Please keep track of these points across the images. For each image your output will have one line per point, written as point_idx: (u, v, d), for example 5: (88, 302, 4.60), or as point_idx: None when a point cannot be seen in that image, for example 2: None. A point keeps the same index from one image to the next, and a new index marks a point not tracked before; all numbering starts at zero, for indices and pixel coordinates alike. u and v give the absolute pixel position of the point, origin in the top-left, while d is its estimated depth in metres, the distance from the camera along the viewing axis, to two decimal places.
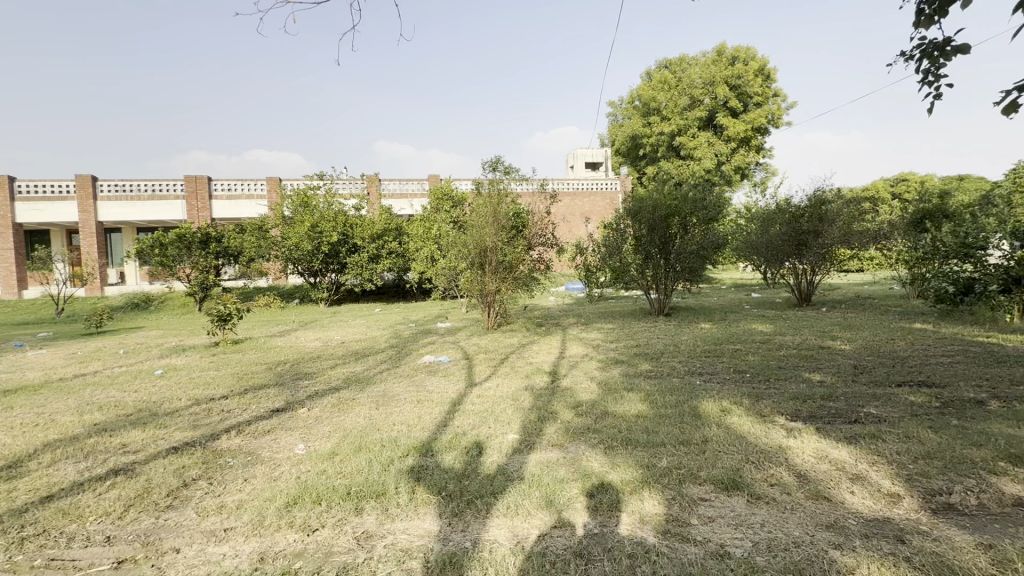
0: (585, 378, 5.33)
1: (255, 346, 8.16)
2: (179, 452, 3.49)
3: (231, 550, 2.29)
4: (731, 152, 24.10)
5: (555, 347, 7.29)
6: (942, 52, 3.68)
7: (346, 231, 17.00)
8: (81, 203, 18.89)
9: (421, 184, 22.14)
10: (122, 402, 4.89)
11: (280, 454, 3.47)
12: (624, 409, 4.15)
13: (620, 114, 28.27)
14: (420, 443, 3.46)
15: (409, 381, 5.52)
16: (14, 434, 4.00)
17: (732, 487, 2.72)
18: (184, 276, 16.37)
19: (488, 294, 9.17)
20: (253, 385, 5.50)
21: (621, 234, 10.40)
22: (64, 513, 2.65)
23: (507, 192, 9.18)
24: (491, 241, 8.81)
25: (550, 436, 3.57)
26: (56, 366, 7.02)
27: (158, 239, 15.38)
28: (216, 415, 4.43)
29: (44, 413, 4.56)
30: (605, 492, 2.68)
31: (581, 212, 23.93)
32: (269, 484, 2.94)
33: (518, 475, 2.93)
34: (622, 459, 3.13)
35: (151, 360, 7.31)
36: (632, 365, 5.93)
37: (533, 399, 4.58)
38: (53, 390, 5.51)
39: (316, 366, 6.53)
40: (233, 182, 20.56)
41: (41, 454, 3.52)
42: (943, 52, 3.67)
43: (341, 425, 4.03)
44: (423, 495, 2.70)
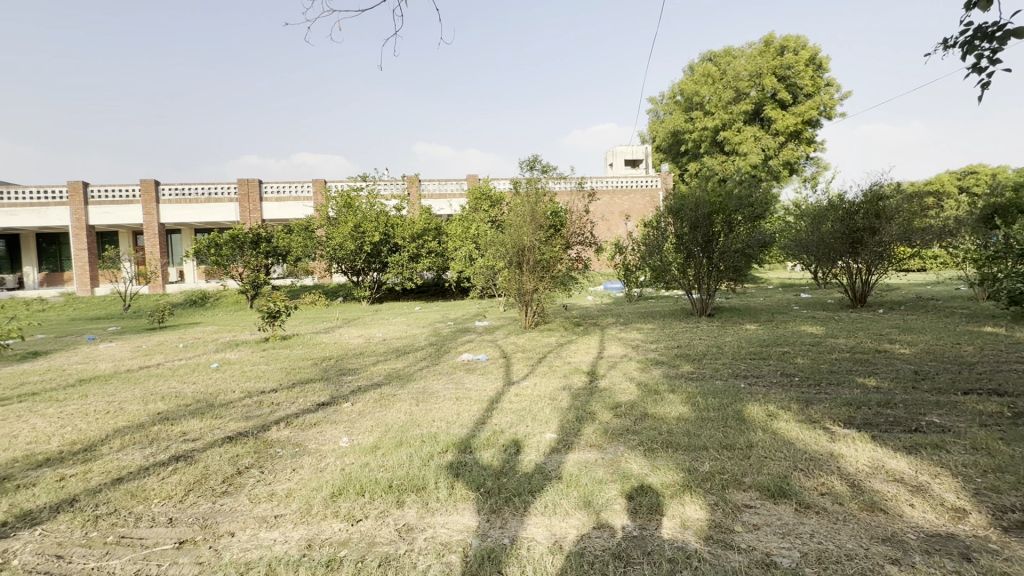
0: (624, 379, 5.26)
1: (302, 342, 8.50)
2: (234, 441, 3.69)
3: (281, 536, 2.40)
4: (779, 147, 23.13)
5: (593, 347, 7.23)
6: (992, 38, 3.44)
7: (388, 231, 17.46)
8: (146, 206, 20.20)
9: (459, 184, 22.41)
10: (182, 393, 5.21)
11: (325, 445, 3.61)
12: (665, 411, 4.07)
13: (661, 110, 27.67)
14: (459, 440, 3.52)
15: (448, 378, 5.62)
16: (89, 420, 4.33)
17: (780, 494, 2.62)
18: (237, 275, 17.19)
19: (526, 293, 9.19)
20: (300, 380, 5.73)
21: (661, 233, 10.18)
22: (132, 495, 2.85)
23: (545, 191, 9.17)
24: (529, 240, 8.83)
25: (589, 436, 3.55)
26: (124, 359, 7.55)
27: (214, 239, 16.11)
28: (266, 407, 4.65)
29: (114, 402, 4.92)
30: (644, 495, 2.64)
31: (621, 211, 23.58)
32: (316, 474, 3.07)
33: (556, 474, 2.93)
34: (663, 461, 3.06)
35: (208, 354, 7.74)
36: (673, 366, 5.81)
37: (571, 398, 4.57)
38: (122, 380, 5.93)
39: (359, 362, 6.75)
40: (282, 185, 21.48)
41: (113, 439, 3.81)
42: (993, 37, 3.43)
43: (383, 419, 4.15)
44: (462, 491, 2.74)
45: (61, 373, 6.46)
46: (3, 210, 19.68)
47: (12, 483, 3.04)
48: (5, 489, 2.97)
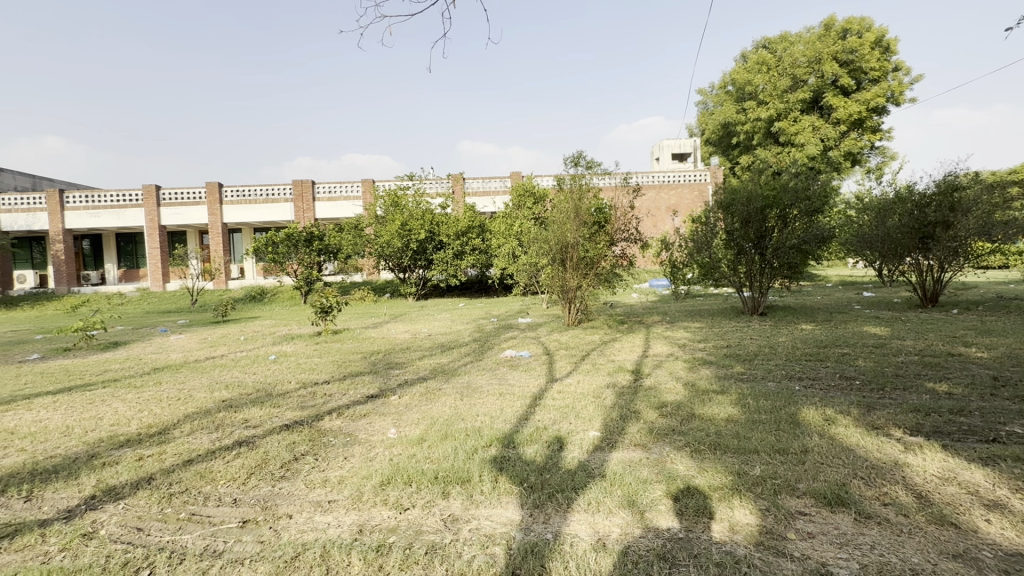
0: (670, 378, 5.14)
1: (352, 337, 8.83)
2: (290, 429, 3.90)
3: (334, 520, 2.52)
4: (840, 137, 21.81)
5: (638, 345, 7.11)
6: None
7: (433, 228, 17.80)
8: (210, 207, 21.54)
9: (503, 181, 22.54)
10: (244, 383, 5.55)
11: (374, 436, 3.75)
12: (713, 412, 3.95)
13: (711, 101, 26.73)
14: (502, 434, 3.56)
15: (491, 374, 5.69)
16: (162, 405, 4.69)
17: (837, 503, 2.50)
18: (292, 271, 18.02)
19: (569, 291, 9.15)
20: (351, 372, 5.98)
21: (710, 228, 9.86)
22: (201, 475, 3.08)
23: (589, 187, 9.09)
24: (572, 237, 8.78)
25: (632, 435, 3.50)
26: (192, 349, 8.11)
27: (271, 238, 16.89)
28: (319, 398, 4.87)
29: (184, 389, 5.32)
30: (691, 497, 2.58)
31: (668, 205, 22.99)
32: (366, 463, 3.20)
33: (599, 472, 2.91)
34: (710, 464, 2.99)
35: (266, 346, 8.19)
36: (722, 366, 5.63)
37: (615, 397, 4.52)
38: (191, 369, 6.38)
39: (405, 356, 6.94)
40: (333, 185, 22.34)
41: (183, 423, 4.11)
42: None
43: (429, 413, 4.25)
44: (505, 485, 2.78)
45: (138, 362, 7.03)
46: (88, 212, 21.51)
47: (99, 460, 3.35)
48: (93, 466, 3.27)
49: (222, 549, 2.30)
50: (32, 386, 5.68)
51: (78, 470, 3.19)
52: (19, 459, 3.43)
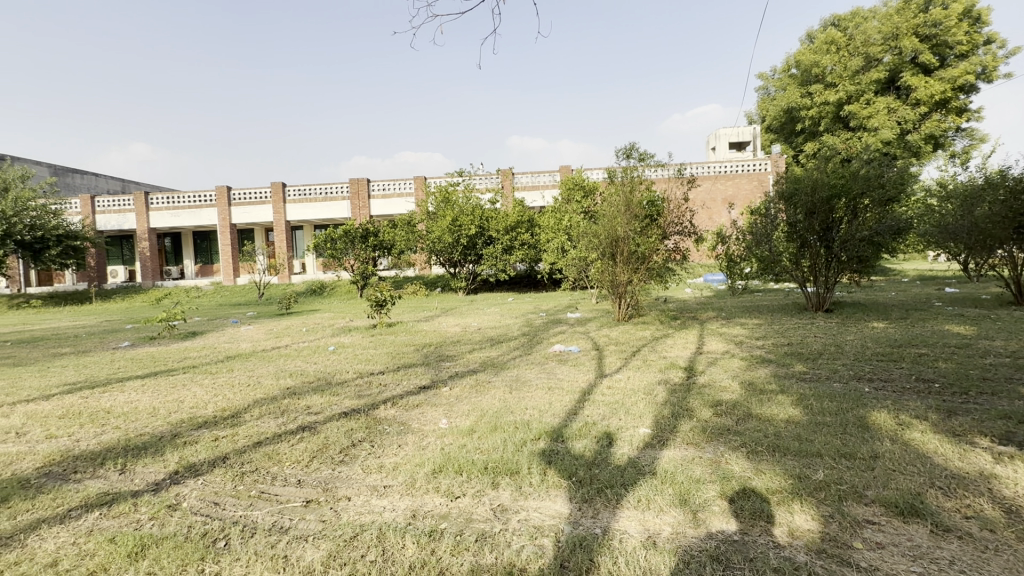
0: (725, 376, 4.96)
1: (405, 330, 9.11)
2: (349, 416, 4.10)
3: (390, 504, 2.63)
4: (921, 119, 20.02)
5: (692, 341, 6.90)
6: None
7: (483, 224, 18.03)
8: (275, 206, 22.85)
9: (552, 176, 22.41)
10: (307, 371, 5.88)
11: (426, 426, 3.87)
12: (772, 412, 3.78)
13: (773, 86, 25.31)
14: (551, 428, 3.58)
15: (540, 368, 5.72)
16: (235, 391, 5.06)
17: (911, 513, 2.33)
18: (349, 266, 18.71)
19: (620, 286, 9.01)
20: (404, 364, 6.19)
21: (771, 220, 9.33)
22: (269, 457, 3.30)
23: (641, 179, 8.88)
24: (623, 231, 8.62)
25: (685, 434, 3.41)
26: (260, 339, 8.69)
27: (330, 235, 17.62)
28: (375, 388, 5.08)
29: (253, 376, 5.71)
30: (747, 499, 2.49)
31: (725, 197, 22.10)
32: (418, 452, 3.31)
33: (650, 470, 2.87)
34: (769, 466, 2.86)
35: (326, 338, 8.62)
36: (782, 365, 5.36)
37: (667, 394, 4.42)
38: (259, 358, 6.83)
39: (456, 349, 7.08)
40: (387, 183, 23.06)
41: (253, 408, 4.42)
42: None
43: (478, 405, 4.33)
44: (554, 478, 2.80)
45: (213, 351, 7.61)
46: (169, 212, 23.37)
47: (181, 439, 3.66)
48: (175, 444, 3.58)
49: (288, 525, 2.46)
50: (125, 371, 6.27)
51: (163, 448, 3.50)
52: (114, 436, 3.81)
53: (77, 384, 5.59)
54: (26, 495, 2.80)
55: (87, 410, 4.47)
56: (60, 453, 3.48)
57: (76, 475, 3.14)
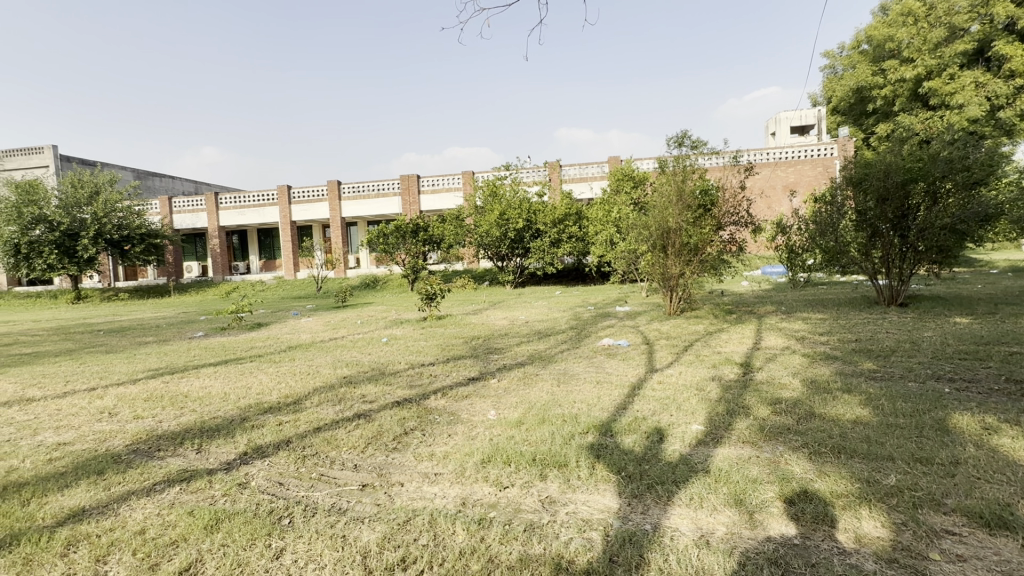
0: (785, 373, 4.72)
1: (454, 322, 9.30)
2: (401, 405, 4.24)
3: (440, 491, 2.70)
4: (1016, 92, 18.00)
5: (749, 336, 6.61)
6: None
7: (531, 217, 18.05)
8: (331, 203, 23.86)
9: (601, 167, 22.01)
10: (362, 362, 6.13)
11: (475, 417, 3.94)
12: (838, 412, 3.56)
13: (840, 64, 23.69)
14: (600, 422, 3.54)
15: (589, 361, 5.67)
16: (297, 379, 5.37)
17: (998, 525, 2.14)
18: (400, 260, 19.33)
19: (671, 278, 8.76)
20: (454, 356, 6.32)
21: (837, 208, 8.82)
22: (328, 442, 3.47)
23: (694, 168, 8.54)
24: (675, 221, 8.36)
25: (741, 432, 3.29)
26: (319, 330, 9.13)
27: (382, 230, 18.22)
28: (425, 378, 5.23)
29: (313, 365, 6.03)
30: (809, 501, 2.37)
31: (785, 184, 20.91)
32: (468, 441, 3.38)
33: (703, 467, 2.79)
34: (832, 468, 2.71)
35: (379, 329, 8.95)
36: (849, 362, 5.04)
37: (721, 390, 4.27)
38: (318, 348, 7.20)
39: (504, 342, 7.14)
40: (436, 178, 23.52)
41: (312, 395, 4.66)
42: None
43: (526, 397, 4.36)
44: (603, 472, 2.77)
45: (277, 341, 8.09)
46: (236, 211, 24.92)
47: (249, 423, 3.92)
48: (245, 427, 3.84)
49: (346, 507, 2.58)
50: (199, 358, 6.78)
51: (234, 430, 3.77)
52: (191, 418, 4.13)
53: (159, 369, 6.11)
54: (118, 469, 3.10)
55: (167, 394, 4.88)
56: (145, 432, 3.81)
57: (160, 453, 3.43)
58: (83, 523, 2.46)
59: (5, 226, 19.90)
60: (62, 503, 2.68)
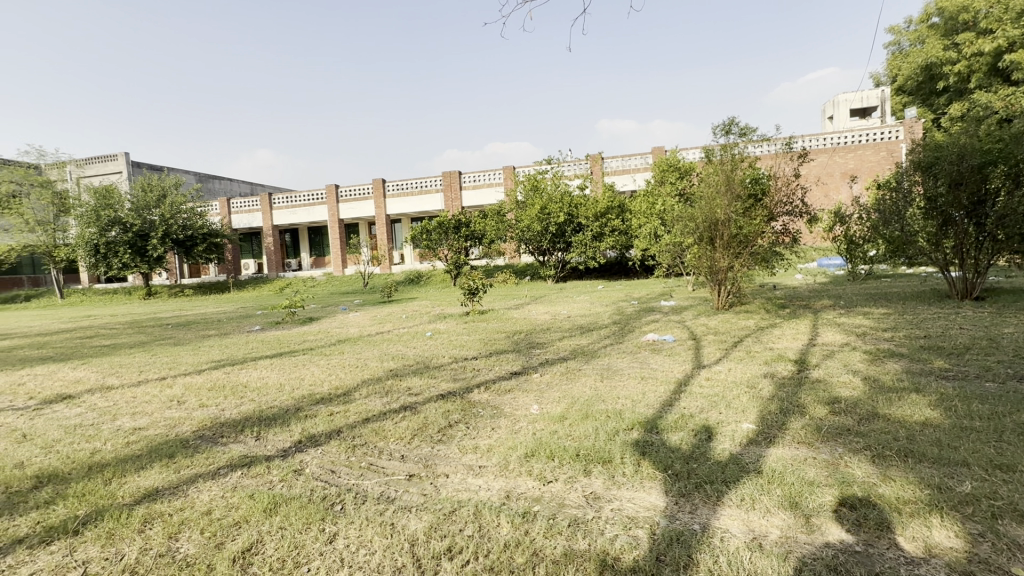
0: (845, 371, 4.45)
1: (496, 317, 9.37)
2: (446, 398, 4.33)
3: (485, 483, 2.74)
4: None
5: (804, 332, 6.29)
6: None
7: (572, 211, 17.92)
8: (377, 201, 24.56)
9: (644, 158, 21.50)
10: (407, 355, 6.29)
11: (518, 411, 3.95)
12: (904, 412, 3.34)
13: (906, 40, 22.08)
14: (645, 419, 3.48)
15: (633, 357, 5.57)
16: (347, 371, 5.57)
17: None
18: (443, 256, 19.60)
19: (719, 272, 8.46)
20: (496, 350, 6.38)
21: (904, 195, 8.24)
22: (376, 433, 3.59)
23: (744, 156, 8.22)
24: (723, 213, 8.05)
25: (795, 432, 3.14)
26: (367, 325, 9.45)
27: (425, 227, 18.46)
28: (469, 372, 5.30)
29: (361, 358, 6.24)
30: (871, 507, 2.24)
31: (844, 170, 19.70)
32: (511, 435, 3.40)
33: (755, 467, 2.68)
34: (898, 472, 2.54)
35: (424, 324, 9.16)
36: (917, 360, 4.68)
37: (773, 388, 4.09)
38: (365, 342, 7.44)
39: (546, 337, 7.13)
40: (478, 174, 23.74)
41: (361, 387, 4.83)
42: None
43: (569, 392, 4.34)
44: (649, 470, 2.72)
45: (328, 334, 8.43)
46: (288, 210, 26.07)
47: (303, 413, 4.11)
48: (299, 416, 4.02)
49: (394, 496, 2.66)
50: (257, 351, 7.16)
51: (289, 419, 3.96)
52: (251, 407, 4.38)
53: (221, 361, 6.51)
54: (186, 453, 3.33)
55: (229, 384, 5.19)
56: (210, 420, 4.07)
57: (223, 439, 3.65)
58: (157, 503, 2.66)
59: (87, 228, 21.68)
60: (139, 483, 2.91)
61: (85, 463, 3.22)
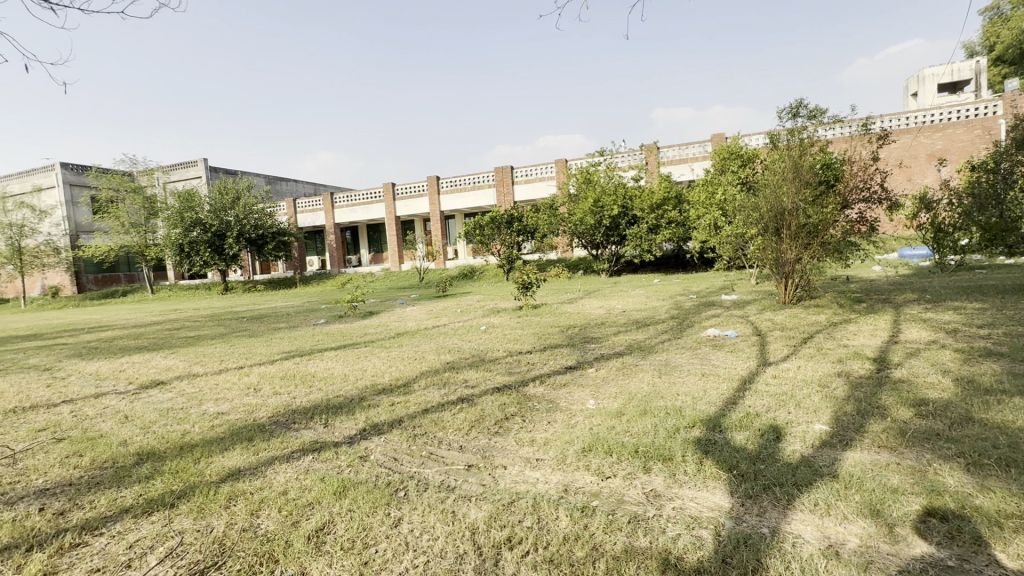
0: (934, 371, 4.07)
1: (550, 311, 9.38)
2: (502, 391, 4.38)
3: (542, 476, 2.76)
4: None
5: (884, 329, 5.83)
6: None
7: (626, 203, 17.54)
8: (431, 198, 25.18)
9: (702, 146, 20.64)
10: (463, 348, 6.42)
11: (574, 405, 3.94)
12: (1005, 418, 3.02)
13: (1007, 2, 19.78)
14: (707, 416, 3.37)
15: (692, 353, 5.39)
16: (405, 363, 5.77)
17: None
18: (496, 251, 19.69)
19: (786, 264, 8.01)
20: (550, 344, 6.38)
21: (1003, 177, 7.34)
22: (435, 424, 3.69)
23: (813, 140, 7.71)
24: (791, 201, 7.58)
25: (876, 435, 2.92)
26: (423, 319, 9.73)
27: (478, 222, 18.55)
28: (524, 366, 5.34)
29: (418, 351, 6.44)
30: (966, 520, 2.05)
31: (930, 151, 18.01)
32: (568, 429, 3.40)
33: (829, 471, 2.53)
34: (999, 483, 2.31)
35: (478, 318, 9.31)
36: (1021, 361, 4.20)
37: (849, 388, 3.83)
38: (422, 335, 7.67)
39: (601, 331, 7.04)
40: (530, 168, 23.72)
41: (420, 379, 4.99)
42: None
43: (626, 387, 4.28)
44: (712, 470, 2.63)
45: (387, 327, 8.77)
46: (349, 209, 27.24)
47: (366, 402, 4.30)
48: (363, 405, 4.22)
49: (454, 485, 2.74)
50: (323, 342, 7.59)
51: (354, 408, 4.16)
52: (319, 395, 4.64)
53: (291, 352, 6.93)
54: (264, 437, 3.58)
55: (299, 374, 5.53)
56: (283, 406, 4.35)
57: (295, 425, 3.90)
58: (240, 482, 2.88)
59: (173, 229, 23.63)
60: (224, 463, 3.16)
61: (177, 443, 3.54)
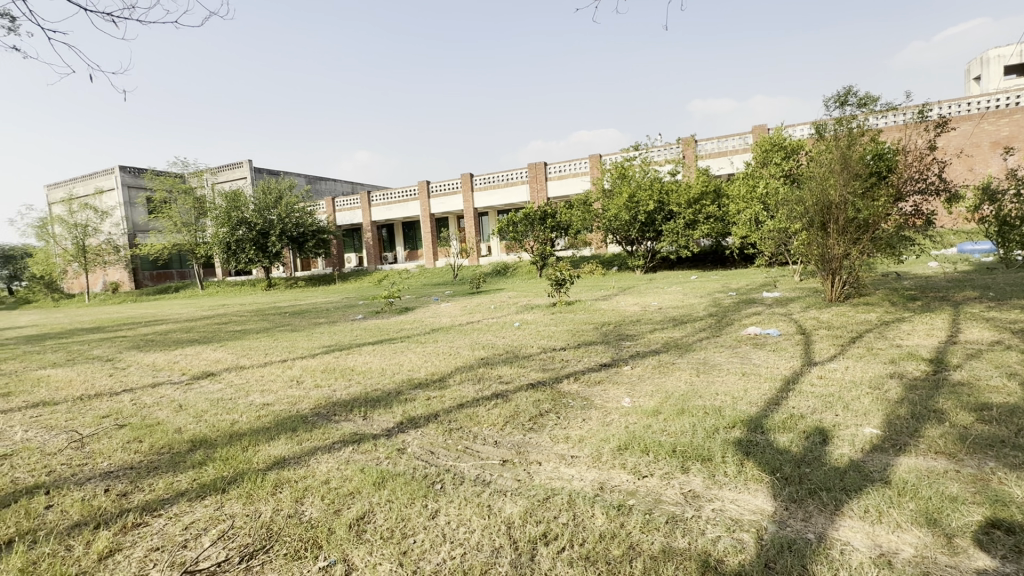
0: (997, 373, 3.82)
1: (583, 308, 9.32)
2: (536, 388, 4.39)
3: (578, 473, 2.75)
4: None
5: (941, 328, 5.50)
6: None
7: (663, 198, 17.15)
8: (465, 194, 25.39)
9: (743, 138, 19.97)
10: (496, 345, 6.46)
11: (610, 403, 3.90)
12: None
13: None
14: (748, 417, 3.26)
15: (732, 351, 5.24)
16: (440, 358, 5.85)
17: None
18: (528, 248, 19.49)
19: (833, 260, 7.66)
20: (584, 341, 6.33)
21: None
22: (470, 418, 3.73)
23: (864, 130, 7.33)
24: (838, 194, 7.23)
25: (933, 441, 2.76)
26: (457, 315, 9.83)
27: (511, 218, 18.54)
28: (557, 363, 5.32)
29: (452, 346, 6.52)
30: None
31: (994, 139, 16.89)
32: (603, 427, 3.37)
33: (881, 477, 2.41)
34: None
35: (511, 314, 9.33)
36: None
37: (903, 390, 3.63)
38: (456, 331, 7.76)
39: (636, 328, 6.94)
40: (563, 164, 23.56)
41: (455, 374, 5.05)
42: None
43: (663, 386, 4.20)
44: (754, 472, 2.55)
45: (422, 323, 8.92)
46: (385, 207, 27.78)
47: (403, 396, 4.39)
48: (399, 399, 4.31)
49: (489, 479, 2.77)
50: (360, 337, 7.78)
51: (391, 402, 4.25)
52: (357, 389, 4.78)
53: (331, 346, 7.15)
54: (306, 428, 3.71)
55: (339, 367, 5.70)
56: (324, 399, 4.50)
57: (335, 417, 4.03)
58: (285, 469, 3.01)
59: (220, 228, 24.68)
60: (270, 451, 3.30)
61: (227, 432, 3.72)
